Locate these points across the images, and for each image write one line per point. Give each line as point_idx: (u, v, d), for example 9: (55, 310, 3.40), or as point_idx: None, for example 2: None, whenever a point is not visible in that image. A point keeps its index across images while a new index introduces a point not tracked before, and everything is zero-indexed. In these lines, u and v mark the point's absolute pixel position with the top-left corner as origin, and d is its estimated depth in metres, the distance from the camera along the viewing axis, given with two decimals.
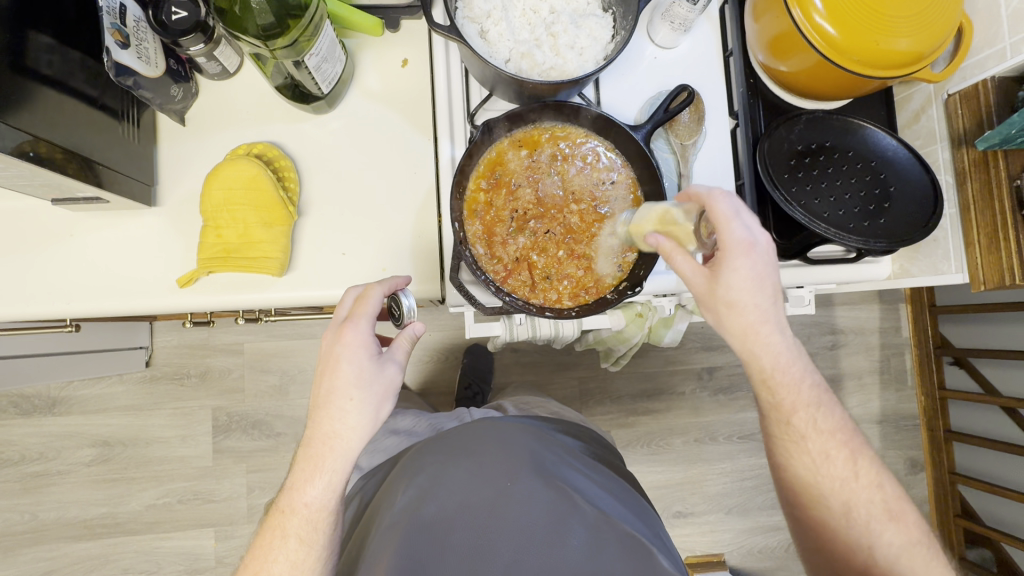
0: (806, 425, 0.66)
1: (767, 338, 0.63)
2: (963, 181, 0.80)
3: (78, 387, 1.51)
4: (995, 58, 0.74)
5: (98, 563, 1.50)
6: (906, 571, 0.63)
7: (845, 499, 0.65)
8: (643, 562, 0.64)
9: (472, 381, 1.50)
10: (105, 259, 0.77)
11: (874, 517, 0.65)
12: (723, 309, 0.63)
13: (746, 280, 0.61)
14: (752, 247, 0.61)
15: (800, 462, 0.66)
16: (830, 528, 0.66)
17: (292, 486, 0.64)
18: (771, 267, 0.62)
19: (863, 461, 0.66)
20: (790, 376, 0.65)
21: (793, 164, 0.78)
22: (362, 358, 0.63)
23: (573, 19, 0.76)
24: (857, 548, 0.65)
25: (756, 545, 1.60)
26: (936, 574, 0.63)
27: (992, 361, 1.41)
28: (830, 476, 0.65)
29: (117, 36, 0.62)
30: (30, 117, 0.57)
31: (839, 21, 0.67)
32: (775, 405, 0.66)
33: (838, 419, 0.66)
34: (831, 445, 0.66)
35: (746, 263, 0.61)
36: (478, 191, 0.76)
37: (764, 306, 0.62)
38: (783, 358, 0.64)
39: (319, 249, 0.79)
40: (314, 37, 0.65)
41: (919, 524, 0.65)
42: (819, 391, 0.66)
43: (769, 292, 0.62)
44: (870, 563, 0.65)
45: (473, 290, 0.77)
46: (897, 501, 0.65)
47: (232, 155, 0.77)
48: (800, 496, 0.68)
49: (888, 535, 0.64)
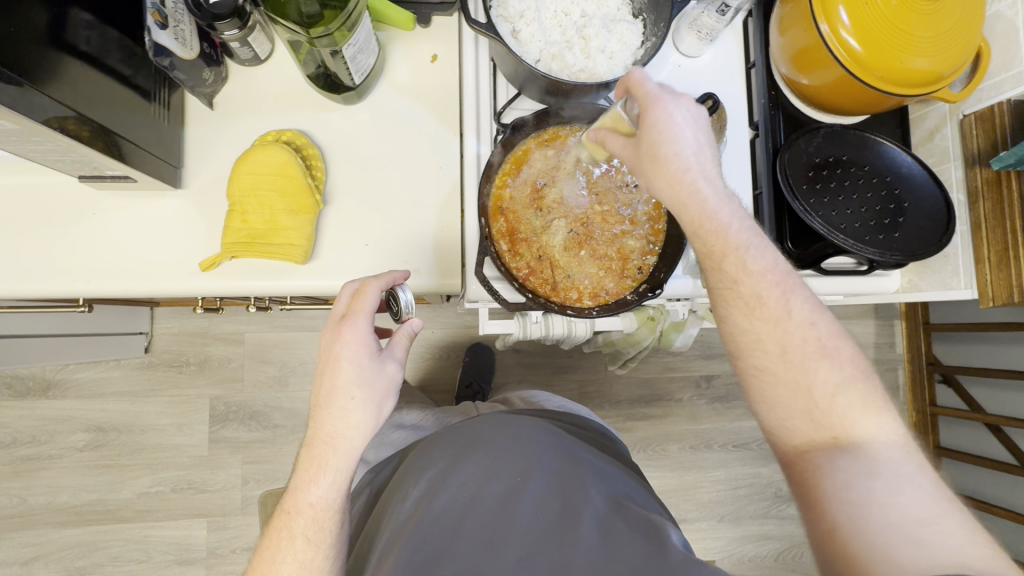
0: (736, 266, 0.61)
1: (694, 184, 0.61)
2: (975, 201, 0.83)
3: (74, 371, 1.49)
4: (1011, 81, 0.77)
5: (87, 550, 1.47)
6: (844, 412, 0.57)
7: (779, 340, 0.59)
8: (658, 543, 0.64)
9: (473, 380, 1.48)
10: (125, 238, 0.76)
11: (809, 357, 0.59)
12: (651, 167, 0.62)
13: (669, 128, 0.60)
14: (668, 98, 0.60)
15: (736, 310, 0.61)
16: (768, 381, 0.60)
17: (297, 485, 0.64)
18: (694, 119, 0.61)
19: (797, 299, 0.60)
20: (720, 220, 0.61)
21: (810, 175, 0.80)
22: (362, 356, 0.63)
23: (604, 23, 0.77)
24: (797, 394, 0.59)
25: (747, 553, 1.61)
26: (877, 411, 0.57)
27: (983, 380, 1.44)
28: (760, 319, 0.60)
29: (157, 16, 0.62)
30: (65, 92, 0.57)
31: (864, 37, 0.69)
32: (706, 250, 0.62)
33: (769, 259, 0.61)
34: (764, 286, 0.61)
35: (667, 113, 0.60)
36: (504, 188, 0.77)
37: (686, 151, 0.60)
38: (711, 202, 0.61)
39: (340, 240, 0.80)
40: (352, 30, 0.65)
41: (858, 363, 0.59)
42: (748, 233, 0.62)
43: (692, 140, 0.60)
44: (810, 409, 0.58)
45: (497, 286, 0.78)
46: (832, 337, 0.60)
47: (261, 141, 0.77)
48: (738, 351, 0.62)
49: (826, 373, 0.58)
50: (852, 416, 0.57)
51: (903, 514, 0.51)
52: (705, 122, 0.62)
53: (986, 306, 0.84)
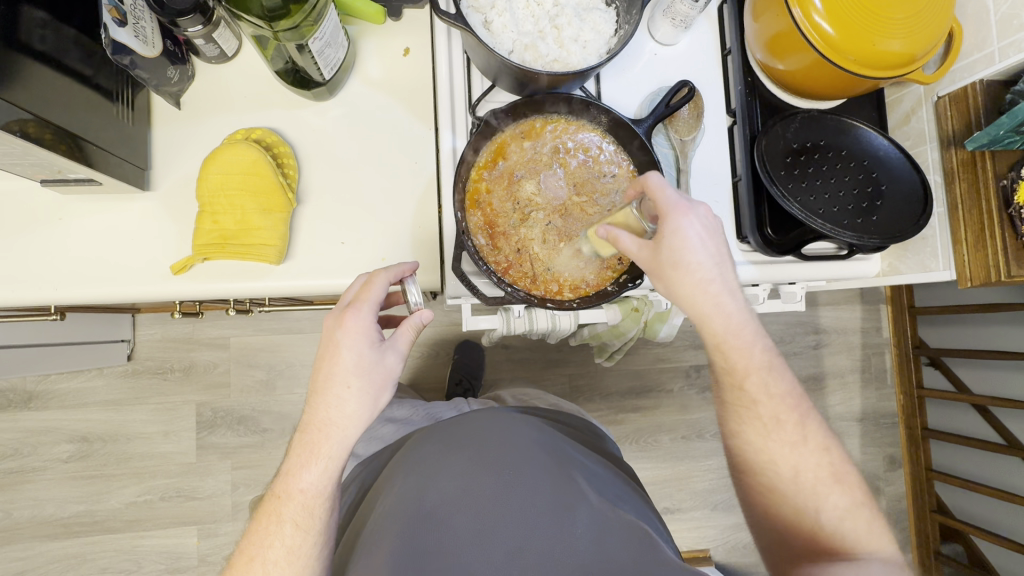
0: (757, 388, 0.63)
1: (716, 297, 0.62)
2: (952, 180, 0.83)
3: (56, 382, 1.47)
4: (983, 62, 0.77)
5: (75, 563, 1.45)
6: (851, 536, 0.59)
7: (792, 463, 0.62)
8: (650, 551, 0.64)
9: (463, 377, 1.47)
10: (94, 242, 0.75)
11: (821, 480, 0.61)
12: (670, 273, 0.61)
13: (690, 241, 0.60)
14: (689, 208, 0.61)
15: (750, 427, 0.63)
16: (777, 496, 0.62)
17: (288, 470, 0.63)
18: (715, 232, 0.62)
19: (812, 426, 0.63)
20: (742, 339, 0.62)
21: (788, 161, 0.79)
22: (363, 345, 0.62)
23: (577, 12, 0.76)
24: (803, 512, 0.61)
25: (741, 540, 1.62)
26: (880, 536, 0.60)
27: (967, 361, 1.45)
28: (777, 440, 0.62)
29: (115, 14, 0.60)
30: (22, 92, 0.55)
31: (837, 20, 0.68)
32: (727, 368, 0.64)
33: (788, 382, 0.64)
34: (783, 410, 0.63)
35: (688, 221, 0.60)
36: (480, 180, 0.76)
37: (708, 263, 0.61)
38: (734, 320, 0.62)
39: (317, 239, 0.78)
40: (317, 23, 0.64)
41: (864, 490, 0.62)
42: (770, 354, 0.64)
43: (711, 252, 0.61)
44: (816, 527, 0.60)
45: (476, 281, 0.77)
46: (844, 464, 0.62)
47: (230, 139, 0.76)
48: (750, 465, 0.64)
49: (834, 499, 0.61)
50: (857, 540, 0.59)
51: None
52: (720, 232, 0.63)
53: (964, 287, 0.84)
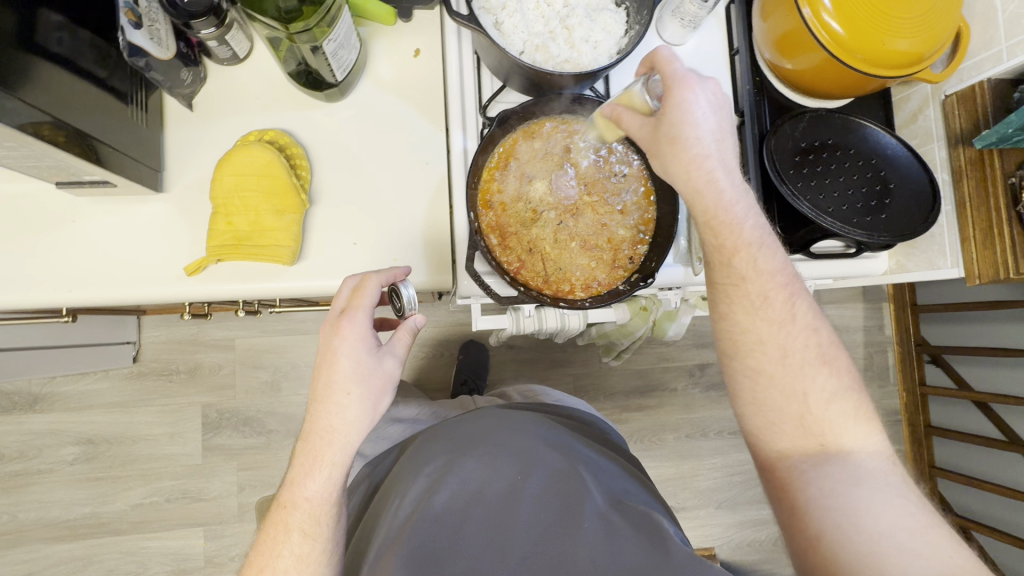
0: (746, 265, 0.62)
1: (711, 173, 0.61)
2: (959, 179, 0.84)
3: (61, 384, 1.46)
4: (990, 61, 0.77)
5: (81, 565, 1.45)
6: (835, 419, 0.59)
7: (780, 342, 0.61)
8: (659, 541, 0.64)
9: (468, 377, 1.48)
10: (106, 244, 0.75)
11: (807, 361, 0.61)
12: (669, 150, 0.61)
13: (693, 114, 0.60)
14: (696, 81, 0.60)
15: (739, 309, 0.62)
16: (764, 383, 0.61)
17: (293, 479, 0.63)
18: (719, 106, 0.62)
19: (800, 305, 0.62)
20: (734, 215, 0.62)
21: (797, 161, 0.80)
22: (360, 351, 0.62)
23: (587, 12, 0.76)
24: (792, 397, 0.60)
25: (746, 538, 1.62)
26: (866, 421, 0.60)
27: (970, 358, 1.45)
28: (764, 318, 0.61)
29: (131, 16, 0.60)
30: (40, 95, 0.55)
31: (845, 19, 0.69)
32: (717, 245, 0.63)
33: (778, 261, 0.63)
34: (771, 287, 0.62)
35: (693, 95, 0.60)
36: (492, 180, 0.76)
37: (707, 140, 0.61)
38: (727, 195, 0.61)
39: (329, 239, 0.79)
40: (331, 26, 0.64)
41: (850, 373, 0.62)
42: (761, 231, 0.63)
43: (713, 128, 0.61)
44: (803, 410, 0.60)
45: (489, 281, 0.78)
46: (831, 345, 0.62)
47: (243, 141, 0.76)
48: (736, 348, 0.63)
49: (822, 381, 0.60)
50: (842, 425, 0.59)
51: (891, 526, 0.53)
52: (726, 110, 0.62)
53: (972, 284, 0.84)
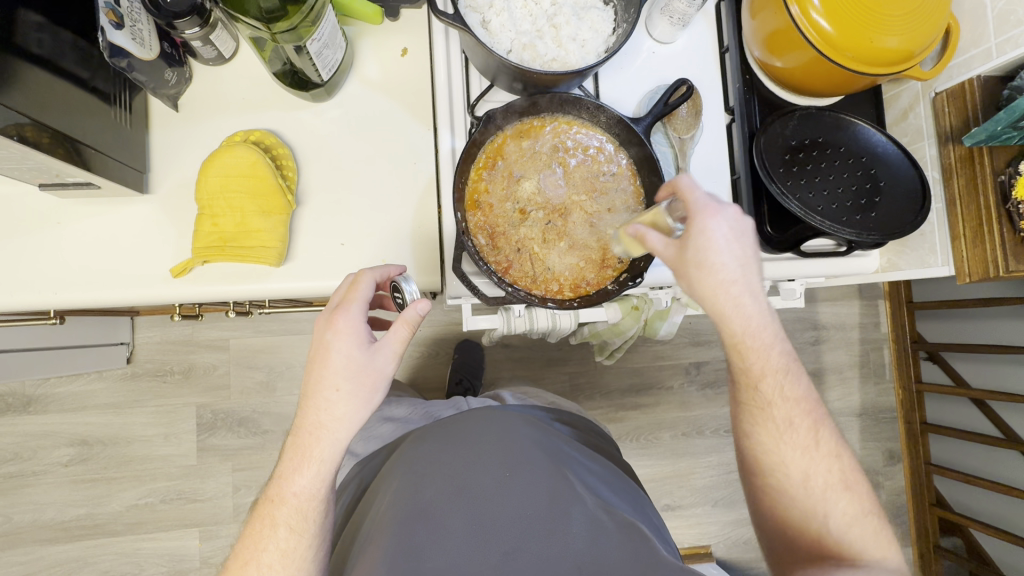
0: (772, 390, 0.62)
1: (739, 299, 0.59)
2: (950, 176, 0.84)
3: (54, 385, 1.46)
4: (980, 58, 0.77)
5: (76, 566, 1.45)
6: (857, 544, 0.59)
7: (804, 467, 0.61)
8: (645, 552, 0.62)
9: (463, 377, 1.46)
10: (93, 246, 0.75)
11: (830, 486, 0.61)
12: (693, 274, 0.59)
13: (717, 242, 0.58)
14: (719, 209, 0.58)
15: (763, 430, 0.63)
16: (786, 498, 0.62)
17: (280, 474, 0.63)
18: (744, 230, 0.59)
19: (824, 431, 0.63)
20: (761, 341, 0.61)
21: (787, 158, 0.80)
22: (352, 346, 0.62)
23: (574, 11, 0.76)
24: (812, 517, 0.61)
25: (742, 536, 1.62)
26: (887, 544, 0.60)
27: (965, 355, 1.45)
28: (789, 443, 0.62)
29: (112, 16, 0.60)
30: (21, 96, 0.55)
31: (834, 17, 0.68)
32: (743, 368, 0.63)
33: (802, 388, 0.63)
34: (795, 413, 0.62)
35: (717, 223, 0.58)
36: (479, 180, 0.76)
37: (733, 267, 0.59)
38: (753, 322, 0.60)
39: (317, 241, 0.78)
40: (315, 24, 0.63)
41: (872, 498, 0.62)
42: (788, 357, 0.62)
43: (738, 255, 0.59)
44: (823, 531, 0.60)
45: (477, 281, 0.77)
46: (854, 471, 0.62)
47: (229, 142, 0.76)
48: (758, 465, 0.63)
49: (843, 504, 0.61)
50: (865, 546, 0.59)
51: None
52: (752, 236, 0.60)
53: (963, 283, 0.85)
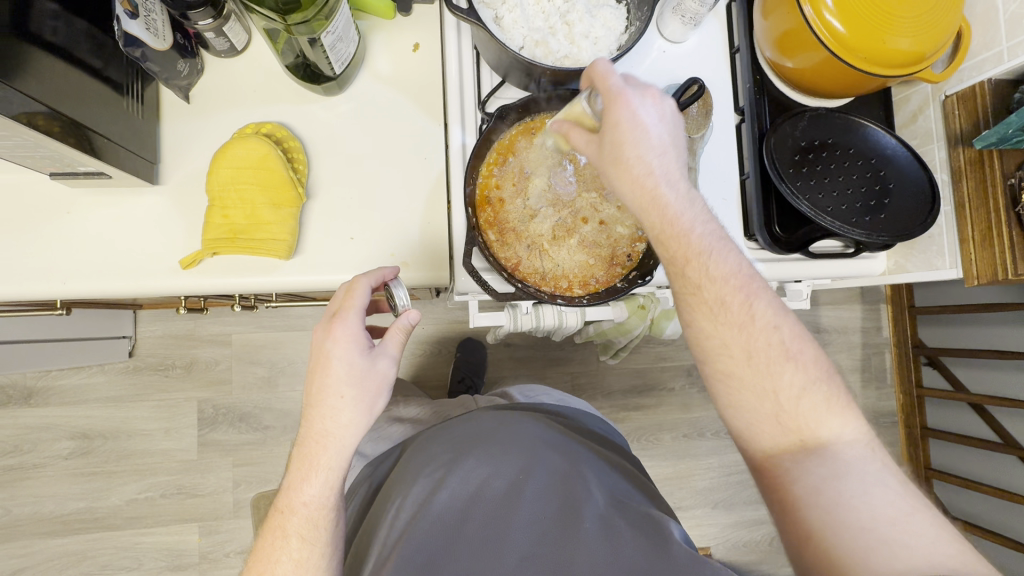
0: (700, 273, 0.59)
1: (656, 186, 0.59)
2: (959, 180, 0.84)
3: (57, 377, 1.46)
4: (991, 61, 0.77)
5: (75, 560, 1.44)
6: (809, 415, 0.57)
7: (744, 345, 0.58)
8: (660, 542, 0.63)
9: (466, 375, 1.47)
10: (102, 237, 0.74)
11: (772, 359, 0.58)
12: (613, 169, 0.60)
13: (631, 129, 0.58)
14: (631, 95, 0.59)
15: (701, 315, 0.60)
16: (734, 384, 0.59)
17: (289, 485, 0.62)
18: (659, 118, 0.60)
19: (760, 304, 0.59)
20: (684, 224, 0.60)
21: (797, 159, 0.80)
22: (354, 353, 0.62)
23: (588, 8, 0.76)
24: (763, 398, 0.58)
25: (741, 538, 1.62)
26: (842, 412, 0.57)
27: (966, 360, 1.45)
28: (725, 324, 0.59)
29: (127, 6, 0.60)
30: (34, 84, 0.55)
31: (847, 18, 0.69)
32: (671, 255, 0.60)
33: (733, 262, 0.60)
34: (727, 291, 0.59)
35: (629, 111, 0.59)
36: (490, 176, 0.76)
37: (650, 154, 0.59)
38: (673, 207, 0.60)
39: (326, 235, 0.78)
40: (329, 18, 0.63)
41: (820, 364, 0.59)
42: (712, 236, 0.60)
43: (655, 140, 0.59)
44: (776, 410, 0.57)
45: (487, 277, 0.77)
46: (795, 340, 0.59)
47: (241, 134, 0.76)
48: (702, 355, 0.61)
49: (789, 376, 0.58)
50: (818, 417, 0.57)
51: (878, 519, 0.52)
52: (670, 120, 0.61)
53: (972, 285, 0.84)
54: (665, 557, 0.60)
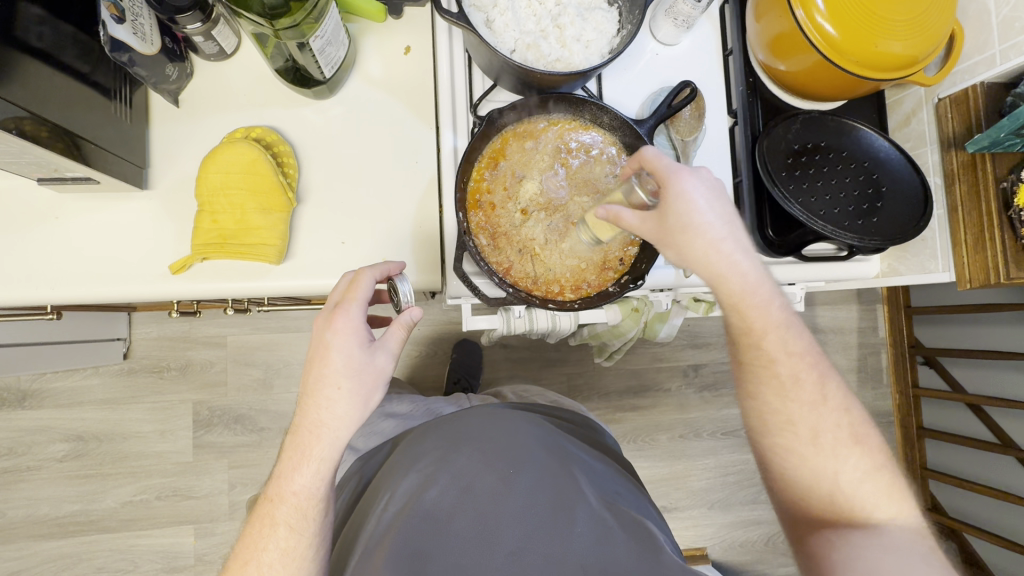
0: (775, 347, 0.63)
1: (730, 256, 0.62)
2: (952, 183, 0.84)
3: (50, 380, 1.45)
4: (984, 64, 0.77)
5: (71, 562, 1.44)
6: (869, 497, 0.60)
7: (812, 423, 0.62)
8: (650, 548, 0.63)
9: (461, 377, 1.46)
10: (90, 241, 0.74)
11: (840, 441, 0.62)
12: (680, 239, 0.61)
13: (696, 202, 0.60)
14: (690, 171, 0.60)
15: (769, 389, 0.64)
16: (796, 458, 0.63)
17: (280, 473, 0.62)
18: (719, 190, 0.62)
19: (830, 385, 0.64)
20: (758, 298, 0.62)
21: (789, 162, 0.79)
22: (353, 344, 0.61)
23: (579, 11, 0.76)
24: (824, 475, 0.62)
25: (737, 539, 1.63)
26: (899, 498, 0.61)
27: (962, 360, 1.45)
28: (797, 401, 0.63)
29: (113, 10, 0.59)
30: (20, 90, 0.54)
31: (839, 21, 0.68)
32: (745, 328, 0.63)
33: (805, 340, 0.63)
34: (801, 369, 0.63)
35: (691, 184, 0.60)
36: (481, 179, 0.75)
37: (717, 225, 0.61)
38: (750, 279, 0.62)
39: (317, 238, 0.78)
40: (319, 21, 0.63)
41: (882, 452, 0.63)
42: (787, 312, 0.64)
43: (718, 213, 0.61)
44: (834, 487, 0.61)
45: (478, 281, 0.77)
46: (862, 425, 0.63)
47: (230, 138, 0.75)
48: (766, 427, 0.64)
49: (854, 461, 0.62)
50: (875, 500, 0.60)
51: None
52: (725, 193, 0.62)
53: (963, 288, 0.85)
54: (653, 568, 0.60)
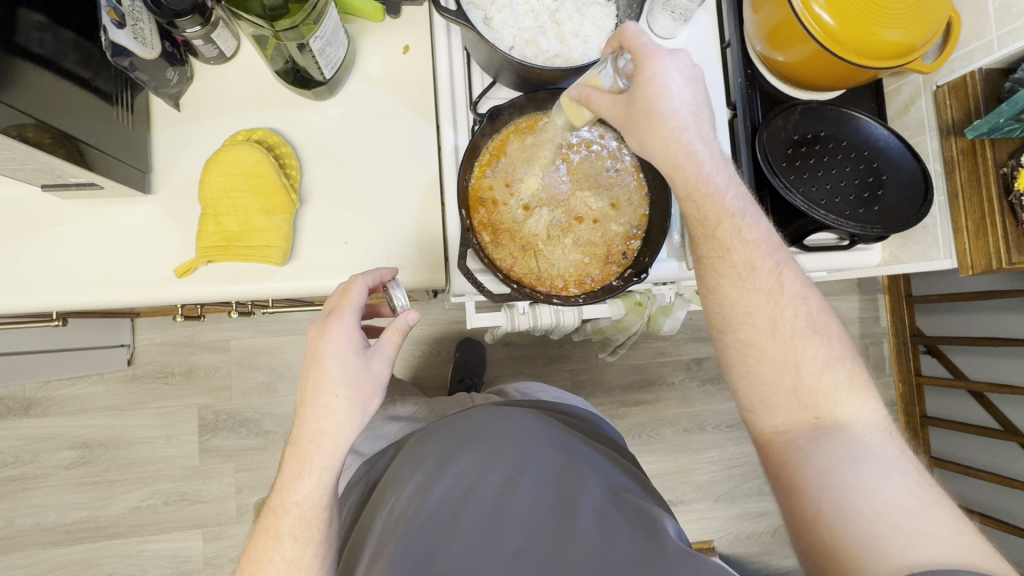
0: (730, 235, 0.61)
1: (689, 143, 0.61)
2: (952, 170, 0.84)
3: (55, 388, 1.46)
4: (981, 51, 0.77)
5: (80, 569, 1.44)
6: (831, 391, 0.58)
7: (770, 313, 0.60)
8: (655, 537, 0.63)
9: (465, 374, 1.48)
10: (94, 246, 0.74)
11: (797, 331, 0.60)
12: (644, 123, 0.61)
13: (666, 85, 0.59)
14: (666, 53, 0.59)
15: (727, 281, 0.62)
16: (755, 354, 0.60)
17: (282, 484, 0.62)
18: (692, 78, 0.61)
19: (787, 275, 0.61)
20: (715, 185, 0.61)
21: (790, 153, 0.80)
22: (348, 352, 0.62)
23: (577, 6, 0.76)
24: (784, 369, 0.59)
25: (744, 531, 1.63)
26: (862, 393, 0.58)
27: (964, 348, 1.46)
28: (752, 290, 0.61)
29: (113, 15, 0.59)
30: (23, 97, 0.55)
31: (836, 11, 0.69)
32: (701, 216, 0.62)
33: (762, 229, 0.62)
34: (756, 258, 0.61)
35: (663, 66, 0.59)
36: (483, 178, 0.76)
37: (683, 111, 0.60)
38: (706, 167, 0.61)
39: (321, 238, 0.78)
40: (318, 22, 0.63)
41: (844, 344, 0.60)
42: (743, 200, 0.63)
43: (687, 99, 0.60)
44: (795, 384, 0.58)
45: (482, 279, 0.77)
46: (820, 315, 0.61)
47: (231, 141, 0.75)
48: (725, 322, 0.62)
49: (813, 350, 0.59)
50: (838, 395, 0.57)
51: (891, 506, 0.51)
52: (699, 80, 0.62)
53: (966, 275, 0.85)
54: (660, 555, 0.60)
